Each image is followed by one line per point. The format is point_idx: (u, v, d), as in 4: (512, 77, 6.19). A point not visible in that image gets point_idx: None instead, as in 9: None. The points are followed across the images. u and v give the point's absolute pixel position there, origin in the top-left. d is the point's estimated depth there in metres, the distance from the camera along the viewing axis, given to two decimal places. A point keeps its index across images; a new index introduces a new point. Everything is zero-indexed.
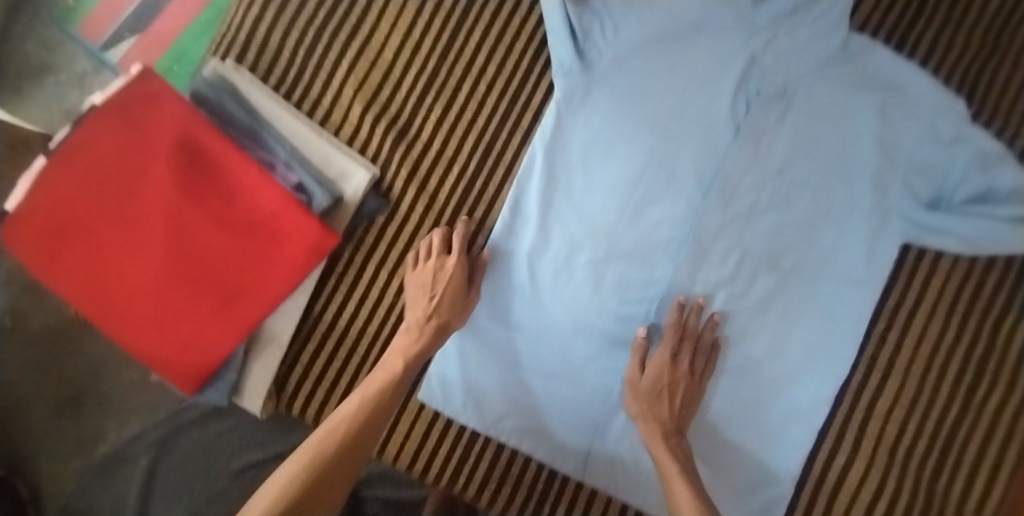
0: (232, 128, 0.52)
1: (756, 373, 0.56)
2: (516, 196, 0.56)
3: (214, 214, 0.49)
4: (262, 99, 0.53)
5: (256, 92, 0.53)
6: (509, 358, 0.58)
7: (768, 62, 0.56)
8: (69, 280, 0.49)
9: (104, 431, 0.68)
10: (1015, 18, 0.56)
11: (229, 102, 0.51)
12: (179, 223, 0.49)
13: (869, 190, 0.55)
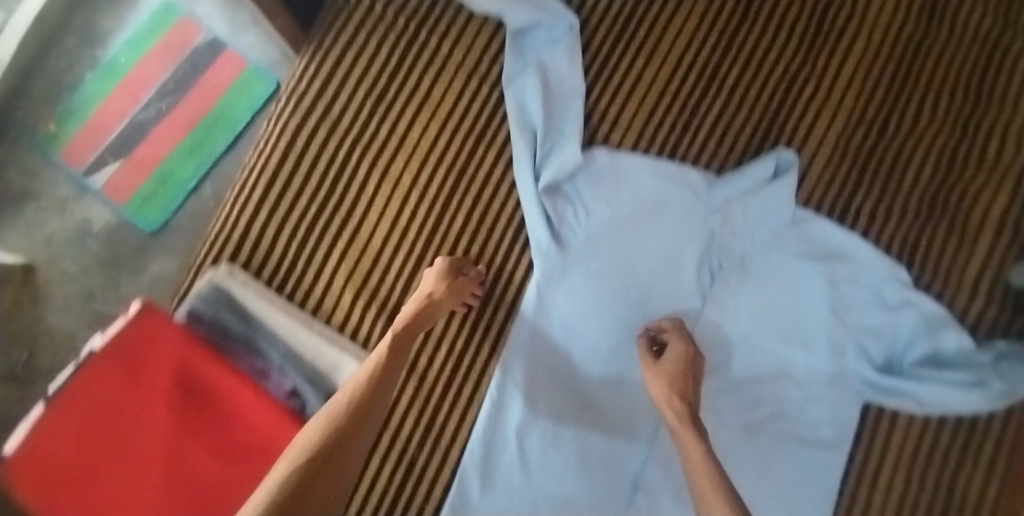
0: (229, 340, 0.55)
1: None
2: (503, 375, 0.59)
3: (212, 444, 0.49)
4: (253, 303, 0.55)
5: (247, 297, 0.55)
6: (561, 373, 0.60)
7: (728, 237, 0.60)
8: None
9: None
10: (943, 188, 0.63)
11: (226, 315, 0.55)
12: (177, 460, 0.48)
13: (826, 353, 0.59)
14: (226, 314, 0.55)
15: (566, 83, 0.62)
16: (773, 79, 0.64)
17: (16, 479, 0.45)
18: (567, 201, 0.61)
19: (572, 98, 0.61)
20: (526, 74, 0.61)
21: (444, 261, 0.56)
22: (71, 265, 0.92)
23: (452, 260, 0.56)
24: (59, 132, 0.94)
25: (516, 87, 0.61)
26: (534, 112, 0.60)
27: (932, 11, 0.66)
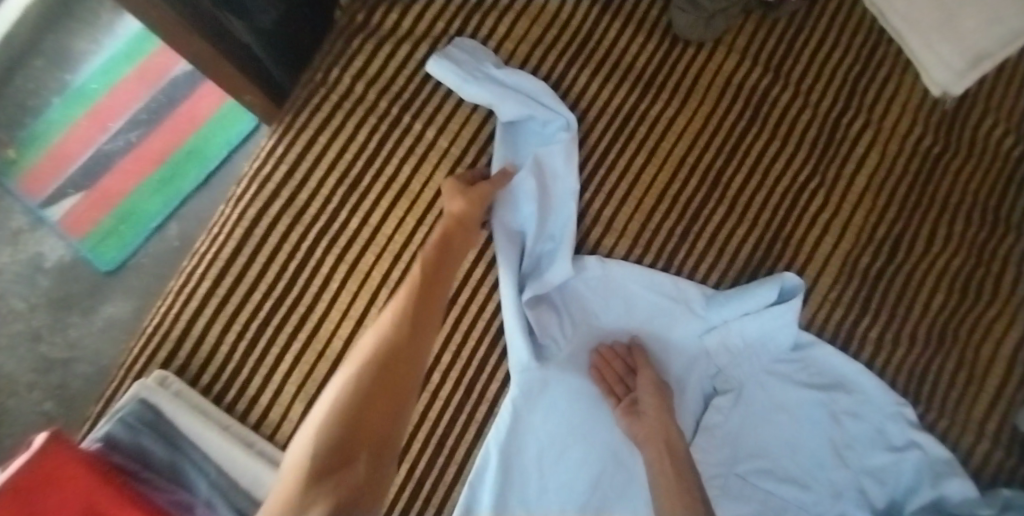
0: (149, 470, 0.47)
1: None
2: (468, 502, 0.52)
3: None
4: (187, 421, 0.48)
5: (177, 414, 0.48)
6: (547, 439, 0.55)
7: (723, 358, 0.57)
8: None
9: None
10: (954, 317, 0.59)
11: (148, 437, 0.48)
12: None
13: (827, 495, 0.54)
14: (150, 439, 0.48)
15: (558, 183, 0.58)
16: (779, 189, 0.60)
17: None
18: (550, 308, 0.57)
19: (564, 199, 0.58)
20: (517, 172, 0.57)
21: (452, 181, 0.55)
22: (20, 300, 0.98)
23: (462, 177, 0.56)
24: (19, 158, 1.01)
25: (506, 188, 0.57)
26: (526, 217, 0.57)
27: (950, 127, 0.63)
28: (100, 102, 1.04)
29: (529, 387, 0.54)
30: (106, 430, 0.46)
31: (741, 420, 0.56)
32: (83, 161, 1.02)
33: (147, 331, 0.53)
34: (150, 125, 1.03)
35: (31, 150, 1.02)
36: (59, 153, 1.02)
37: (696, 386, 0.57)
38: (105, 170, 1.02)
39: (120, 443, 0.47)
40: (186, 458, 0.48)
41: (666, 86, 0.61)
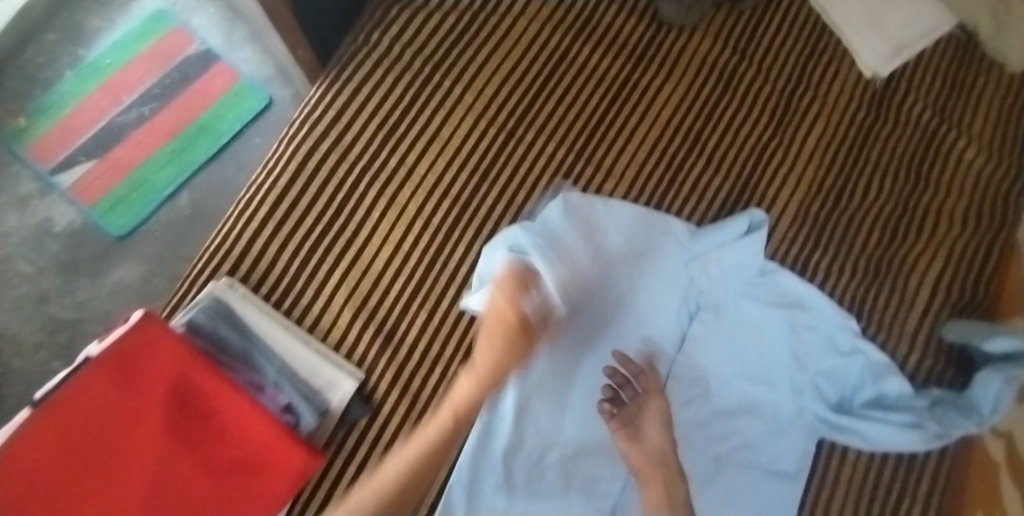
0: (227, 354, 0.57)
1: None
2: (493, 398, 0.61)
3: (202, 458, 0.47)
4: (256, 318, 0.58)
5: (251, 310, 0.58)
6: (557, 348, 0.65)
7: (705, 283, 0.67)
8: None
9: None
10: (890, 250, 0.72)
11: (225, 328, 0.57)
12: (164, 474, 0.46)
13: (790, 393, 0.66)
14: (225, 327, 0.57)
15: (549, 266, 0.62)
16: (748, 145, 0.72)
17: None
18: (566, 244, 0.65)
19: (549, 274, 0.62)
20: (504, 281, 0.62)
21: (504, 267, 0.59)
22: (28, 264, 0.99)
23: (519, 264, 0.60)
24: (30, 127, 1.05)
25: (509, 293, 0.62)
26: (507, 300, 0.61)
27: (885, 97, 0.76)
28: (113, 76, 1.09)
29: (547, 304, 0.63)
30: (190, 315, 0.56)
31: (718, 332, 0.67)
32: (94, 132, 1.06)
33: (208, 249, 0.61)
34: (162, 99, 1.08)
35: (41, 119, 1.05)
36: (71, 123, 1.06)
37: (683, 306, 0.68)
38: (117, 141, 1.06)
39: (202, 328, 0.56)
40: (256, 347, 0.57)
41: (654, 58, 0.73)
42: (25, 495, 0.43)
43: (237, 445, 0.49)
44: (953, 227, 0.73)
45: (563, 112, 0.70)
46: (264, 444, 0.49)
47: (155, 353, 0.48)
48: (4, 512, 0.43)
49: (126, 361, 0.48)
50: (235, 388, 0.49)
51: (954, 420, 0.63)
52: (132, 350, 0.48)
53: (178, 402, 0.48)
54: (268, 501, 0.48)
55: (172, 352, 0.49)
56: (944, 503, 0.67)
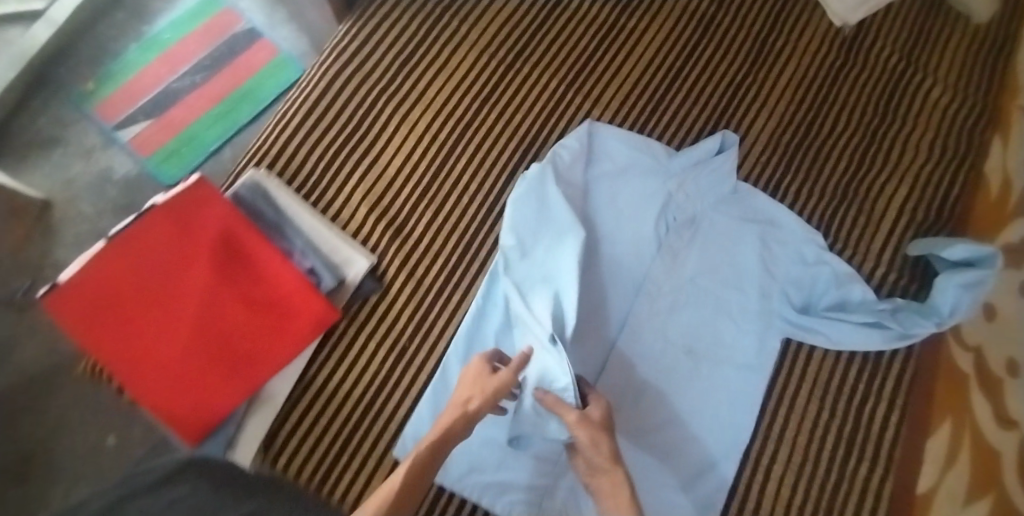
0: (261, 223, 0.67)
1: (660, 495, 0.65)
2: (487, 287, 0.67)
3: (242, 296, 0.61)
4: (288, 201, 0.67)
5: (284, 194, 0.67)
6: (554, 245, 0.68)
7: (682, 199, 0.74)
8: (110, 344, 0.57)
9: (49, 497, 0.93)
10: (857, 177, 0.78)
11: (262, 204, 0.67)
12: (214, 304, 0.59)
13: (758, 296, 0.72)
14: (263, 204, 0.67)
15: (556, 194, 0.69)
16: (725, 82, 0.80)
17: (79, 298, 0.57)
18: (574, 175, 0.72)
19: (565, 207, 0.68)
20: (532, 213, 0.69)
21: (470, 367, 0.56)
22: (89, 206, 1.09)
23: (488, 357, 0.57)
24: (98, 91, 1.17)
25: (534, 224, 0.69)
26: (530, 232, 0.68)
27: (852, 46, 0.84)
28: (171, 48, 1.22)
29: (543, 208, 0.69)
30: (235, 190, 0.67)
31: (696, 240, 0.73)
32: (153, 95, 1.17)
33: (251, 152, 0.71)
34: (212, 69, 1.20)
35: (108, 84, 1.17)
36: (133, 88, 1.18)
37: (666, 220, 0.74)
38: (170, 103, 1.17)
39: (245, 202, 0.67)
40: (287, 223, 0.67)
41: (640, 7, 0.82)
42: (111, 311, 0.57)
43: (269, 290, 0.62)
44: (916, 157, 0.79)
45: (558, 50, 0.79)
46: (290, 289, 0.62)
47: (207, 214, 0.62)
48: (92, 320, 0.57)
49: (185, 216, 0.61)
50: (268, 246, 0.62)
51: (915, 321, 0.69)
52: (189, 209, 0.61)
53: (224, 252, 0.61)
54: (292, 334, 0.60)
55: (220, 214, 0.62)
56: (912, 403, 0.71)
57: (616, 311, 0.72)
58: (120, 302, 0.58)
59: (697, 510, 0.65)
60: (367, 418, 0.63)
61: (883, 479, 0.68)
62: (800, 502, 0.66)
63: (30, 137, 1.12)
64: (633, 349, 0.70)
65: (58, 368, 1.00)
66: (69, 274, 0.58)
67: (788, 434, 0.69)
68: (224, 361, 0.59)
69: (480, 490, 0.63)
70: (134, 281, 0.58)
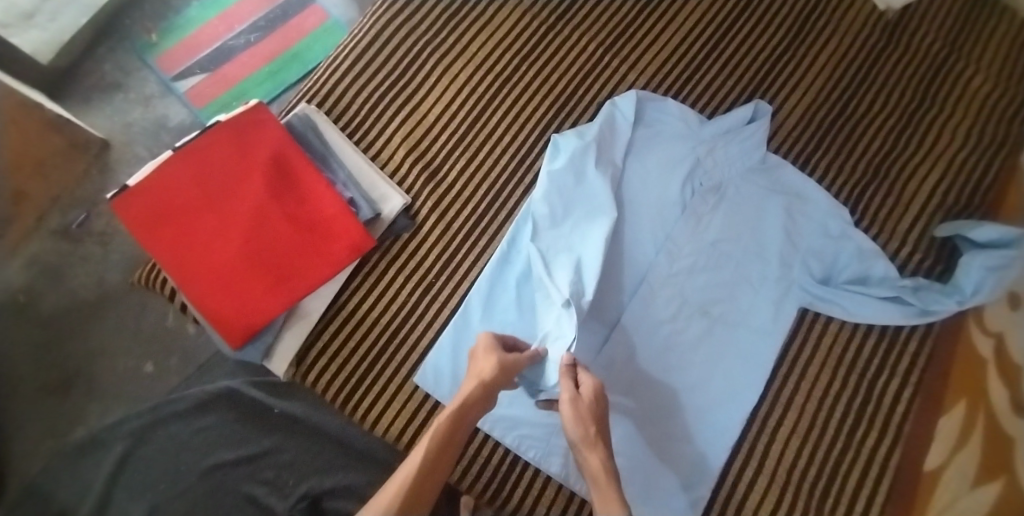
0: (308, 154, 0.71)
1: (648, 468, 0.67)
2: (514, 232, 0.70)
3: (288, 214, 0.65)
4: (335, 138, 0.72)
5: (332, 131, 0.72)
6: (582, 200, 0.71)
7: (709, 164, 0.75)
8: (167, 245, 0.62)
9: (86, 415, 1.01)
10: (889, 157, 0.78)
11: (311, 135, 0.71)
12: (263, 218, 0.64)
13: (778, 264, 0.73)
14: (312, 136, 0.71)
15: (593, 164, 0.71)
16: (762, 57, 0.81)
17: (141, 199, 0.62)
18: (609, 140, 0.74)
19: (603, 185, 0.70)
20: (568, 177, 0.71)
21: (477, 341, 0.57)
22: (144, 149, 1.15)
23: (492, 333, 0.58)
24: (160, 42, 1.22)
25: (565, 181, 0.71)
26: (560, 188, 0.71)
27: (894, 30, 0.84)
28: (230, 8, 1.25)
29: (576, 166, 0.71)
30: (288, 119, 0.71)
31: (720, 206, 0.75)
32: (210, 51, 1.22)
33: (303, 92, 0.75)
34: (267, 30, 1.24)
35: (170, 37, 1.23)
36: (192, 42, 1.23)
37: (693, 184, 0.76)
38: (226, 59, 1.22)
39: (294, 133, 0.71)
40: (333, 156, 0.72)
41: None
42: (169, 216, 0.62)
43: (314, 211, 0.66)
44: (950, 143, 0.79)
45: (598, 17, 0.81)
46: (333, 213, 0.66)
47: (261, 135, 0.66)
48: (151, 221, 0.62)
49: (242, 135, 0.66)
50: (316, 174, 0.67)
51: (935, 299, 0.70)
52: (246, 128, 0.66)
53: (274, 172, 0.66)
54: (331, 254, 0.65)
55: (274, 136, 0.66)
56: (925, 381, 0.71)
57: (636, 268, 0.73)
58: (178, 208, 0.63)
59: (699, 464, 0.67)
60: (392, 344, 0.66)
61: (890, 451, 0.68)
62: (805, 465, 0.67)
63: (96, 81, 1.19)
64: (650, 304, 0.72)
65: (104, 297, 1.06)
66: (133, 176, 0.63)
67: (798, 400, 0.69)
68: (268, 273, 0.64)
69: (492, 423, 0.67)
70: (191, 190, 0.63)
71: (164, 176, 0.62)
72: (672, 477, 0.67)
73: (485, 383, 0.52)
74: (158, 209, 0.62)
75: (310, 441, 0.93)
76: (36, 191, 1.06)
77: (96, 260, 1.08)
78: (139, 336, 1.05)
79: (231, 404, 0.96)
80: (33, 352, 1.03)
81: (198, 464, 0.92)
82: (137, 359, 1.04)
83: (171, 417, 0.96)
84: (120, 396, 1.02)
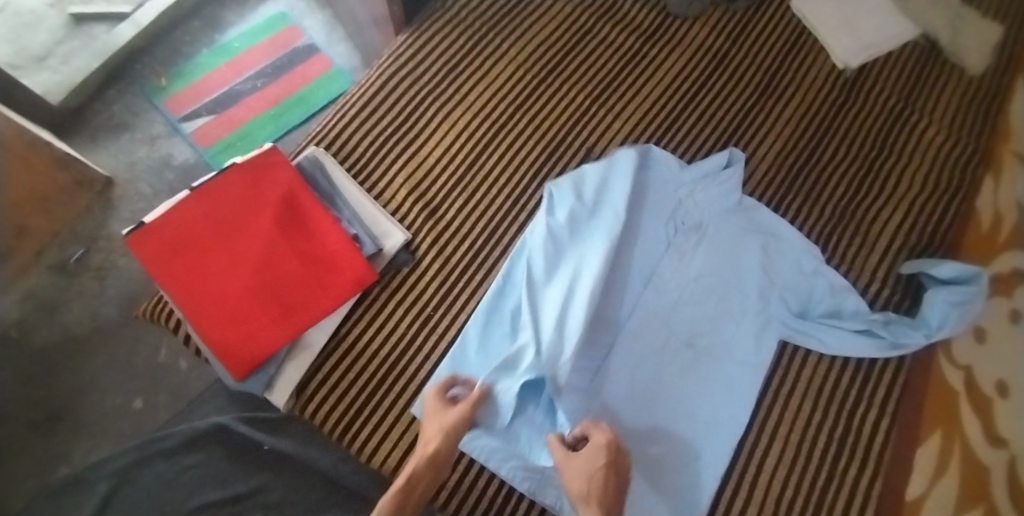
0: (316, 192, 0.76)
1: (651, 496, 0.69)
2: (508, 268, 0.73)
3: (297, 248, 0.71)
4: (341, 178, 0.77)
5: (338, 172, 0.77)
6: (576, 239, 0.74)
7: (690, 205, 0.80)
8: (182, 276, 0.66)
9: (73, 453, 0.99)
10: (857, 201, 0.84)
11: (319, 175, 0.76)
12: (274, 252, 0.69)
13: (757, 299, 0.77)
14: (320, 176, 0.76)
15: (590, 206, 0.75)
16: (736, 108, 0.88)
17: (159, 234, 0.67)
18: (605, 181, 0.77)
19: (604, 228, 0.74)
20: (562, 218, 0.75)
21: (432, 392, 0.62)
22: (147, 187, 1.19)
23: (444, 383, 0.63)
24: (168, 86, 1.28)
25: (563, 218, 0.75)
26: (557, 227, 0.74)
27: (856, 85, 0.91)
28: (238, 56, 1.32)
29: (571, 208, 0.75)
30: (298, 161, 0.76)
31: (702, 244, 0.79)
32: (217, 95, 1.28)
33: (312, 136, 0.80)
34: (273, 76, 1.30)
35: (178, 82, 1.28)
36: (200, 87, 1.28)
37: (677, 225, 0.81)
38: (231, 103, 1.27)
39: (302, 174, 0.76)
40: (338, 195, 0.76)
41: (663, 37, 0.91)
42: (184, 250, 0.67)
43: (320, 245, 0.71)
44: (911, 188, 0.85)
45: (585, 69, 0.88)
46: (338, 247, 0.71)
47: (273, 176, 0.72)
48: (168, 255, 0.66)
49: (255, 175, 0.71)
50: (324, 212, 0.72)
51: (905, 332, 0.75)
52: (259, 169, 0.72)
53: (285, 210, 0.72)
54: (335, 286, 0.69)
55: (285, 177, 0.72)
56: (901, 412, 0.75)
57: (625, 302, 0.77)
58: (193, 243, 0.67)
59: (690, 494, 0.69)
60: (391, 375, 0.69)
61: (871, 481, 0.71)
62: (791, 495, 0.69)
63: (104, 122, 1.24)
64: (639, 336, 0.75)
65: (99, 331, 1.07)
66: (152, 213, 0.68)
67: (782, 430, 0.73)
68: (276, 304, 0.68)
69: (486, 453, 0.68)
70: (206, 226, 0.68)
71: (182, 214, 0.68)
72: (675, 505, 0.69)
73: (431, 454, 0.55)
74: (174, 243, 0.67)
75: (299, 479, 0.92)
76: (40, 226, 1.08)
77: (93, 294, 1.09)
78: (129, 373, 1.05)
79: (220, 441, 0.95)
80: (24, 386, 1.03)
81: (186, 503, 0.91)
82: (127, 396, 1.03)
83: (160, 454, 0.95)
84: (106, 433, 1.01)
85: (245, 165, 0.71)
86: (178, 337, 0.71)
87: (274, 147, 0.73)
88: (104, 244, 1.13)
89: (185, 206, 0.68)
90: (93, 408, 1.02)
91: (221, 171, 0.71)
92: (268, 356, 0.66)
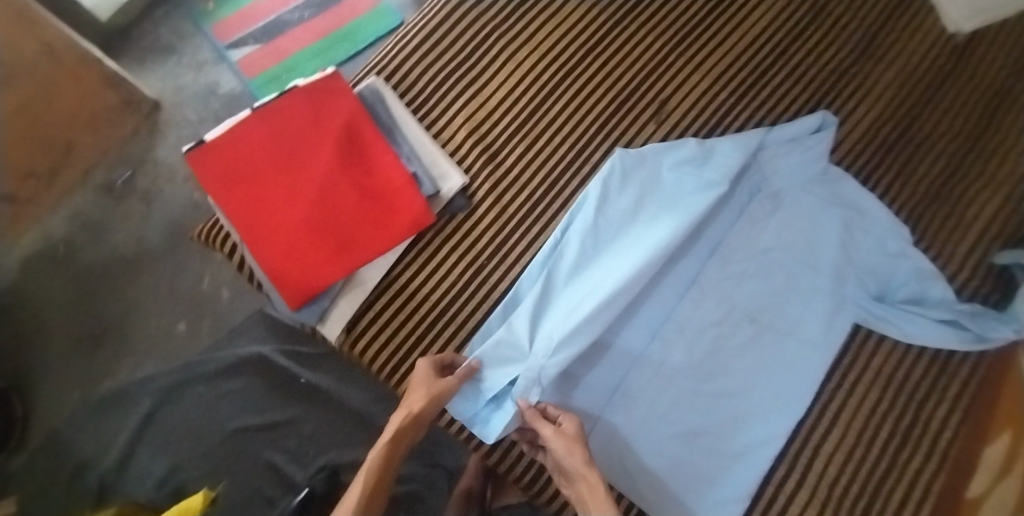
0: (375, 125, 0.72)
1: (697, 474, 0.67)
2: (566, 224, 0.69)
3: (355, 182, 0.67)
4: (401, 113, 0.73)
5: (399, 107, 0.73)
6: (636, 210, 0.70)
7: (767, 173, 0.75)
8: (240, 199, 0.65)
9: (115, 371, 1.01)
10: (950, 181, 0.77)
11: (379, 108, 0.72)
12: (329, 184, 0.66)
13: (832, 277, 0.72)
14: (380, 108, 0.72)
15: (653, 178, 0.71)
16: (829, 70, 0.80)
17: (218, 155, 0.65)
18: (674, 152, 0.72)
19: (672, 209, 0.71)
20: (625, 185, 0.70)
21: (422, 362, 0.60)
22: (193, 113, 1.16)
23: (434, 359, 0.61)
24: (217, 10, 1.23)
25: (625, 186, 0.70)
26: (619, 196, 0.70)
27: (962, 54, 0.83)
28: None
29: (634, 179, 0.70)
30: (359, 90, 0.72)
31: (777, 215, 0.74)
32: (264, 23, 1.23)
33: (372, 67, 0.76)
34: (320, 6, 1.23)
35: (226, 7, 1.24)
36: (248, 13, 1.23)
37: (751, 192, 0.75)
38: (279, 32, 1.22)
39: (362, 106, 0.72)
40: (398, 130, 0.73)
41: None
42: (242, 174, 0.65)
43: (379, 181, 0.68)
44: (1014, 172, 0.78)
45: (666, 12, 0.80)
46: (396, 184, 0.68)
47: (332, 106, 0.68)
48: (227, 176, 0.65)
49: (315, 102, 0.68)
50: (384, 147, 0.69)
51: (992, 325, 0.69)
52: (320, 97, 0.68)
53: (343, 142, 0.68)
54: (391, 225, 0.67)
55: (344, 108, 0.68)
56: (973, 408, 0.70)
57: (685, 269, 0.73)
58: (252, 165, 0.65)
59: (740, 474, 0.66)
60: (443, 321, 0.66)
61: (934, 477, 0.67)
62: (847, 483, 0.66)
63: (153, 43, 1.20)
64: (698, 307, 0.72)
65: (143, 254, 1.06)
66: (214, 132, 0.66)
67: (845, 416, 0.69)
68: (329, 238, 0.65)
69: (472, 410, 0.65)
70: (264, 150, 0.66)
71: (242, 134, 0.66)
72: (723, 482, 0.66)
73: (416, 413, 0.54)
74: (234, 165, 0.65)
75: (331, 415, 0.92)
76: (88, 143, 1.07)
77: (138, 217, 1.08)
78: (170, 298, 1.05)
79: (260, 370, 0.95)
80: (68, 303, 1.04)
81: (223, 428, 0.92)
82: (168, 320, 1.03)
83: (199, 379, 0.96)
84: (147, 354, 1.01)
85: (306, 93, 0.68)
86: (232, 263, 0.69)
87: (335, 74, 0.69)
88: (148, 167, 1.12)
89: (246, 129, 0.66)
90: (133, 328, 1.03)
91: (282, 94, 0.68)
92: (320, 290, 0.65)
